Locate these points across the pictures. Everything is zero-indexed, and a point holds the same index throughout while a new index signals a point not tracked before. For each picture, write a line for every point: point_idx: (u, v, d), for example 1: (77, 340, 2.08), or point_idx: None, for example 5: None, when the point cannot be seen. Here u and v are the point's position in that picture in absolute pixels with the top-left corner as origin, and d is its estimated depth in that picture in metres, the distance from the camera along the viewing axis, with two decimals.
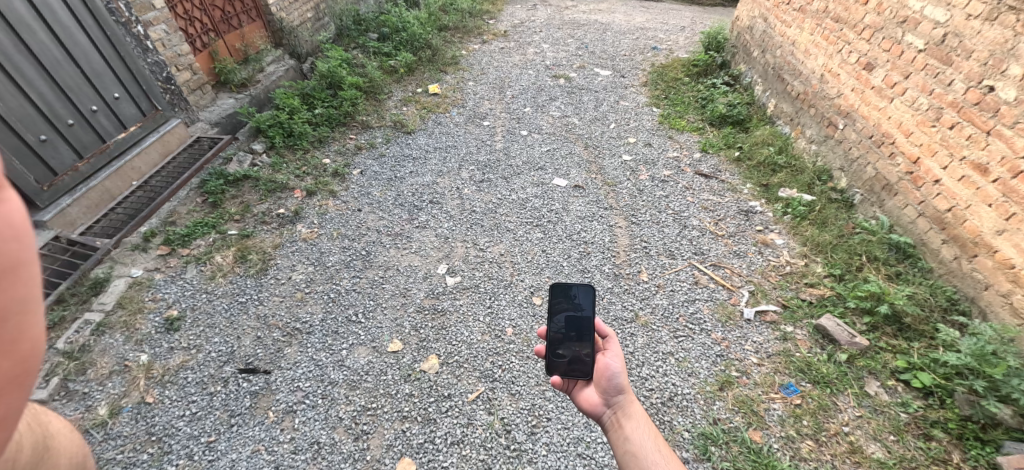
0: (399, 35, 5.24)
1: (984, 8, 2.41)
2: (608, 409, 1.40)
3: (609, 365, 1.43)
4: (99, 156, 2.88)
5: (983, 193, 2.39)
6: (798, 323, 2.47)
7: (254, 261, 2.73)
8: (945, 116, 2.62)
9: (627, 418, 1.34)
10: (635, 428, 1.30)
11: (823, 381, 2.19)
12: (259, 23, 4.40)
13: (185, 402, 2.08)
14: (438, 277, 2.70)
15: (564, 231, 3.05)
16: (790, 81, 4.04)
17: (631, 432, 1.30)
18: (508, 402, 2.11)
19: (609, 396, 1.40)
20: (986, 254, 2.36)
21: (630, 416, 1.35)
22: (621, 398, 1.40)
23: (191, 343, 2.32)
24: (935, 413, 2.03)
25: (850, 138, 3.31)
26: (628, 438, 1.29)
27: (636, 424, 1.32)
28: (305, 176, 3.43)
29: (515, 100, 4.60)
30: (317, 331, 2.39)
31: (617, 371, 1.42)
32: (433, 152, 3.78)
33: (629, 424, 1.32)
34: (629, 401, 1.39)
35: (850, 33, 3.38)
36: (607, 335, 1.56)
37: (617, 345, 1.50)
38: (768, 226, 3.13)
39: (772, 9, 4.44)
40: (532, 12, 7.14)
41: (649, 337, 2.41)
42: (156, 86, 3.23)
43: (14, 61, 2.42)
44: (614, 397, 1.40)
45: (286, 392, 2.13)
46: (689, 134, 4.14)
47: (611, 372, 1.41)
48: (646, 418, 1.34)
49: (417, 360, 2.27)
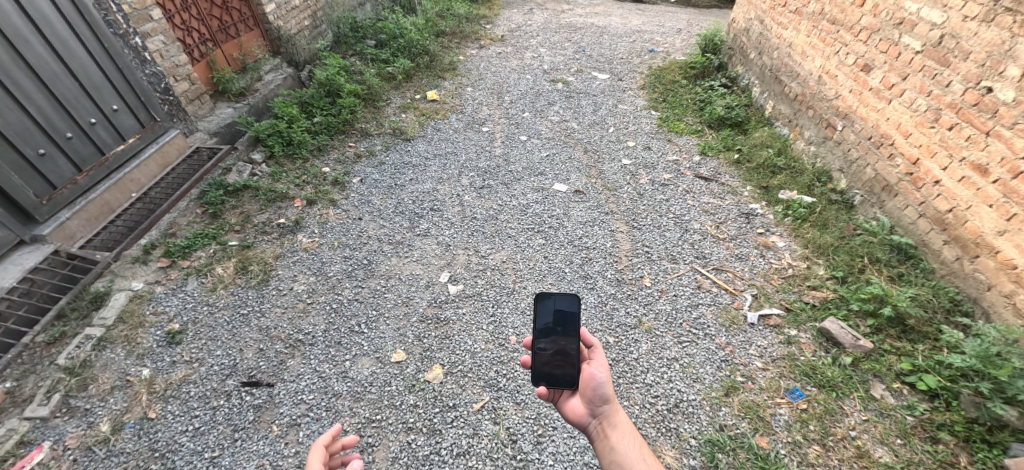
0: (396, 42, 5.24)
1: (981, 9, 2.41)
2: (594, 419, 1.48)
3: (594, 376, 1.50)
4: (98, 169, 2.87)
5: (984, 194, 2.39)
6: (802, 327, 2.47)
7: (255, 272, 2.72)
8: (943, 117, 2.62)
9: (612, 428, 1.43)
10: (620, 438, 1.39)
11: (828, 384, 2.19)
12: (256, 32, 4.39)
13: (188, 417, 2.07)
14: (440, 285, 2.69)
15: (566, 237, 3.05)
16: (788, 82, 4.05)
17: (617, 442, 1.39)
18: (513, 412, 2.10)
19: (594, 406, 1.48)
20: (987, 255, 2.37)
21: (615, 426, 1.43)
22: (607, 407, 1.47)
23: (193, 357, 2.30)
24: (941, 416, 2.03)
25: (849, 139, 3.32)
26: (613, 449, 1.38)
27: (620, 433, 1.41)
28: (305, 185, 3.42)
29: (514, 105, 4.61)
30: (320, 343, 2.38)
31: (602, 382, 1.49)
32: (433, 159, 3.78)
33: (615, 435, 1.40)
34: (614, 410, 1.47)
35: (846, 34, 3.39)
36: (591, 344, 1.62)
37: (601, 355, 1.57)
38: (769, 228, 3.13)
39: (769, 11, 4.45)
40: (529, 16, 7.16)
41: (653, 343, 2.40)
42: (154, 96, 3.22)
43: (13, 75, 2.41)
44: (600, 407, 1.48)
45: (290, 405, 2.12)
46: (688, 136, 4.15)
47: (595, 383, 1.49)
48: (631, 427, 1.42)
49: (421, 370, 2.26)
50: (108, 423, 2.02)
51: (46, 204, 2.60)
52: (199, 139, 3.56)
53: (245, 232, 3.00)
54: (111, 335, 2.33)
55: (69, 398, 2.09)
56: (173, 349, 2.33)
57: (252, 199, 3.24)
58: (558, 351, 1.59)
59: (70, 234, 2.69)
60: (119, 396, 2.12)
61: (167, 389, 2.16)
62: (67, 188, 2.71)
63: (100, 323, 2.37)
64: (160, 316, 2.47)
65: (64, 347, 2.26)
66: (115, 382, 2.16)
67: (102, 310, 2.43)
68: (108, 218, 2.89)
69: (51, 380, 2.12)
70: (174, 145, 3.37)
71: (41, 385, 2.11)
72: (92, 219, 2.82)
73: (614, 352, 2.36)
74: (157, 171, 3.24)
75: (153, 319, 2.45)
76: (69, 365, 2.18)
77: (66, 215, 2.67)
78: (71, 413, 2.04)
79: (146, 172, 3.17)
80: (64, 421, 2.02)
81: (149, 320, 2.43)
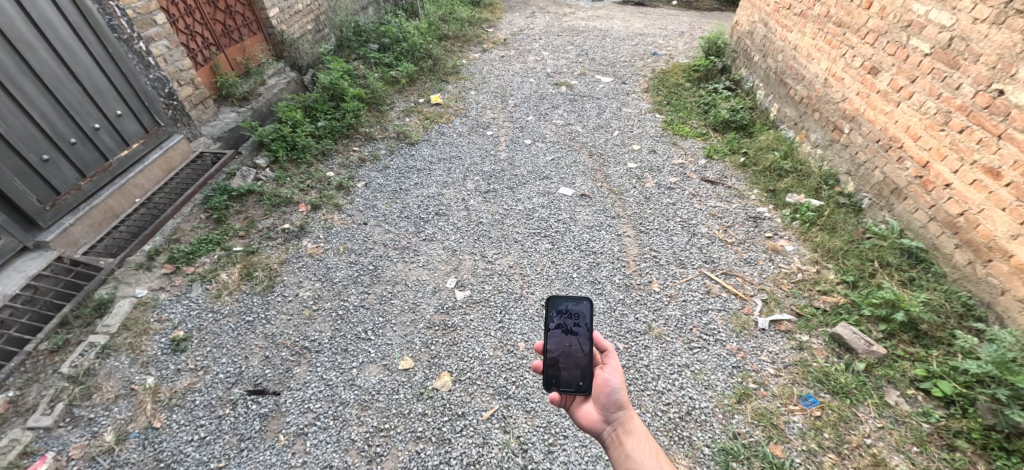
0: (399, 46, 5.23)
1: (991, 11, 2.39)
2: (609, 425, 1.46)
3: (607, 382, 1.48)
4: (102, 174, 2.85)
5: (996, 197, 2.36)
6: (813, 332, 2.45)
7: (261, 278, 2.69)
8: (953, 120, 2.60)
9: (627, 434, 1.41)
10: (635, 445, 1.37)
11: (842, 391, 2.16)
12: (259, 36, 4.38)
13: (193, 427, 2.04)
14: (447, 291, 2.67)
15: (572, 242, 3.02)
16: (793, 85, 4.03)
17: (632, 449, 1.37)
18: (524, 420, 2.07)
19: (608, 412, 1.46)
20: (1001, 258, 2.34)
21: (630, 433, 1.41)
22: (621, 413, 1.46)
23: (198, 364, 2.27)
24: (957, 423, 2.00)
25: (856, 142, 3.29)
26: (628, 456, 1.36)
27: (635, 440, 1.39)
28: (309, 190, 3.40)
29: (518, 108, 4.59)
30: (326, 350, 2.35)
31: (616, 387, 1.48)
32: (437, 163, 3.76)
33: (629, 441, 1.38)
34: (629, 417, 1.45)
35: (853, 37, 3.37)
36: (605, 349, 1.60)
37: (615, 359, 1.55)
38: (778, 232, 3.11)
39: (773, 14, 4.44)
40: (531, 20, 7.16)
41: (663, 349, 2.38)
42: (158, 101, 3.20)
43: (16, 80, 2.39)
44: (614, 413, 1.46)
45: (297, 413, 2.09)
46: (693, 139, 4.13)
47: (609, 390, 1.47)
48: (646, 433, 1.40)
49: (429, 377, 2.23)
50: (112, 432, 1.99)
51: (49, 210, 2.57)
52: (203, 144, 3.54)
53: (250, 238, 2.98)
54: (115, 343, 2.31)
55: (73, 407, 2.06)
56: (177, 357, 2.30)
57: (256, 204, 3.22)
58: (568, 356, 1.57)
59: (73, 240, 2.67)
60: (124, 405, 2.09)
61: (172, 398, 2.13)
62: (70, 193, 2.68)
63: (104, 331, 2.34)
64: (164, 323, 2.44)
65: (67, 355, 2.23)
66: (120, 391, 2.13)
67: (106, 317, 2.40)
68: (112, 224, 2.87)
69: (55, 389, 2.09)
70: (178, 150, 3.35)
71: (44, 394, 2.07)
72: (96, 224, 2.80)
73: (624, 358, 2.33)
74: (161, 177, 3.22)
75: (158, 326, 2.42)
76: (73, 373, 2.15)
77: (69, 221, 2.65)
78: (75, 423, 2.01)
79: (150, 177, 3.15)
80: (67, 430, 1.99)
81: (153, 327, 2.41)
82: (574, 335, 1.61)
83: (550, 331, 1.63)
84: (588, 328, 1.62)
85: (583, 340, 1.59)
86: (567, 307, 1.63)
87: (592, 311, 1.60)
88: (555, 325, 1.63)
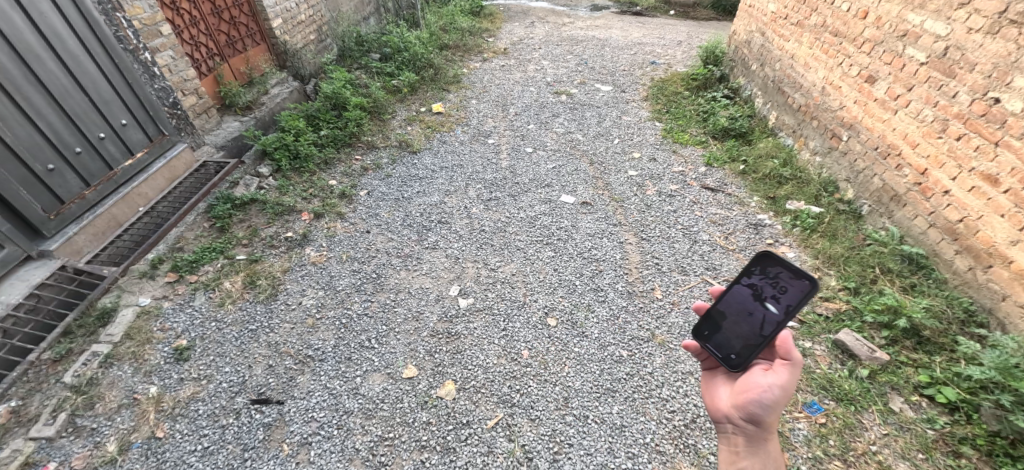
0: (400, 55, 5.28)
1: (985, 21, 2.43)
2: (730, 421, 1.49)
3: (757, 388, 1.42)
4: (106, 183, 2.86)
5: (995, 203, 2.39)
6: (816, 338, 2.45)
7: (264, 286, 2.69)
8: (951, 127, 2.62)
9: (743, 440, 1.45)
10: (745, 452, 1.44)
11: (846, 398, 2.16)
12: (263, 46, 4.42)
13: (197, 436, 2.03)
14: (450, 299, 2.67)
15: (575, 249, 3.03)
16: (791, 93, 4.07)
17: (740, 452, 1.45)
18: (528, 428, 2.07)
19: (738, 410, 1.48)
20: (1001, 264, 2.35)
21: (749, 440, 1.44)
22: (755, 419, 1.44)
23: (201, 374, 2.27)
24: (962, 429, 2.01)
25: (855, 150, 3.32)
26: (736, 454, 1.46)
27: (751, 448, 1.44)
28: (312, 198, 3.41)
29: (519, 117, 4.63)
30: (329, 358, 2.35)
31: (765, 397, 1.40)
32: (439, 172, 3.78)
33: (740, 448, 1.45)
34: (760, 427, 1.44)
35: (849, 46, 3.41)
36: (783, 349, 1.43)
37: (784, 367, 1.41)
38: (778, 239, 3.12)
39: (769, 23, 4.50)
40: (530, 29, 7.23)
41: (667, 357, 2.38)
42: (162, 111, 3.22)
43: (24, 90, 2.41)
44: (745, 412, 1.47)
45: (300, 423, 2.08)
46: (693, 147, 4.16)
47: (755, 396, 1.42)
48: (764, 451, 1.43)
49: (433, 386, 2.23)
50: (115, 442, 1.98)
51: (53, 219, 2.58)
52: (206, 153, 3.55)
53: (253, 246, 2.99)
54: (118, 352, 2.30)
55: (75, 417, 2.05)
56: (180, 366, 2.29)
57: (259, 213, 3.24)
58: (727, 339, 1.58)
59: (77, 249, 2.67)
60: (127, 415, 2.08)
61: (175, 407, 2.12)
62: (75, 202, 2.69)
63: (107, 340, 2.34)
64: (167, 332, 2.43)
65: (70, 365, 2.22)
66: (123, 400, 2.12)
67: (109, 326, 2.40)
68: (115, 232, 2.87)
69: (58, 398, 2.08)
70: (181, 160, 3.37)
71: (46, 404, 2.07)
72: (99, 233, 2.80)
73: (628, 366, 2.33)
74: (164, 185, 3.23)
75: (161, 335, 2.41)
76: (76, 383, 2.14)
77: (73, 230, 2.65)
78: (77, 433, 2.00)
79: (154, 186, 3.16)
80: (70, 440, 1.98)
81: (156, 336, 2.40)
82: (766, 310, 1.50)
83: (739, 291, 1.58)
84: (784, 313, 1.46)
85: (767, 326, 1.48)
86: (777, 273, 1.47)
87: (802, 299, 1.39)
88: (749, 284, 1.56)
